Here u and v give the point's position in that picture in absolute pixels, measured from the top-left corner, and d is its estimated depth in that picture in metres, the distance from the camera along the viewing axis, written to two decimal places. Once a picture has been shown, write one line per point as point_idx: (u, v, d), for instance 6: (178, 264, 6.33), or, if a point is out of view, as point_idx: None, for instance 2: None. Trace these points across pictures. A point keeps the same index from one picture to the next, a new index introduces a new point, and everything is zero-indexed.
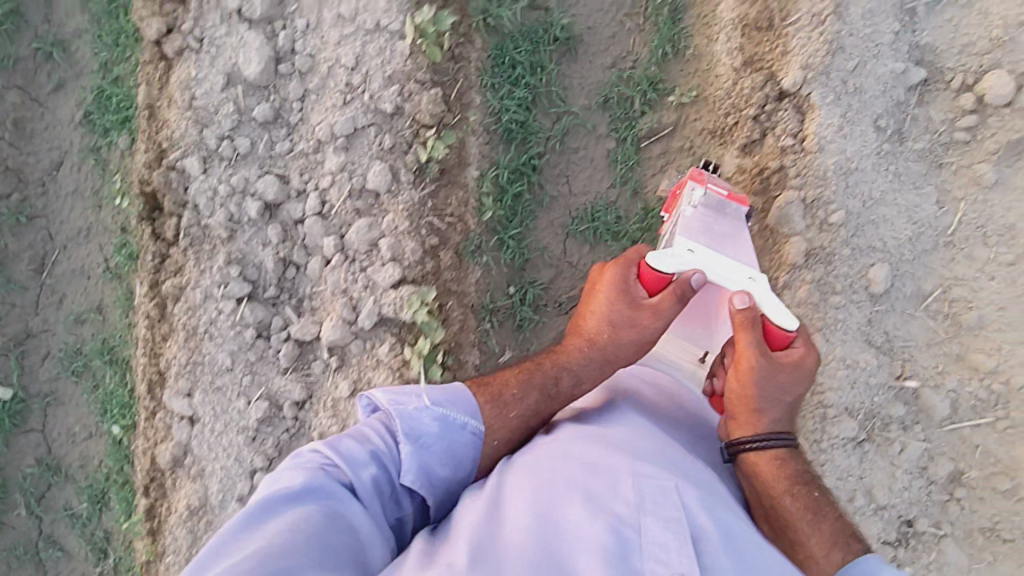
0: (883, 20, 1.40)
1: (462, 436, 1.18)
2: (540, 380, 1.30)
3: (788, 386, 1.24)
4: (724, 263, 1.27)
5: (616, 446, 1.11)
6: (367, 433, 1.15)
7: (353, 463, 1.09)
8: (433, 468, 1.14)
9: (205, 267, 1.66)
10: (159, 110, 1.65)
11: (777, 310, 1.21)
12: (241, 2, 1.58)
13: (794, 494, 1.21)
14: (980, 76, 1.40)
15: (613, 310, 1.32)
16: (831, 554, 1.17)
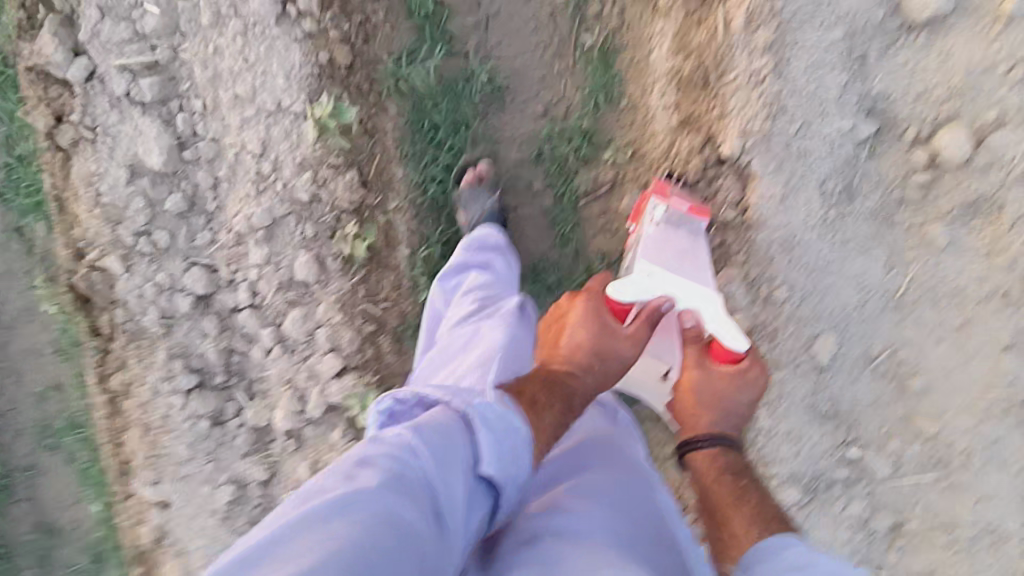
0: (828, 73, 1.26)
1: (523, 444, 0.88)
2: (559, 391, 1.09)
3: (734, 391, 1.20)
4: (685, 281, 1.19)
5: (605, 561, 0.85)
6: (443, 421, 0.82)
7: (442, 461, 0.76)
8: (508, 475, 0.84)
9: (148, 364, 1.62)
10: (67, 203, 1.57)
11: (721, 327, 1.18)
12: (128, 86, 1.45)
13: (725, 483, 1.14)
14: (937, 129, 1.26)
15: (597, 334, 1.16)
16: (749, 533, 1.02)
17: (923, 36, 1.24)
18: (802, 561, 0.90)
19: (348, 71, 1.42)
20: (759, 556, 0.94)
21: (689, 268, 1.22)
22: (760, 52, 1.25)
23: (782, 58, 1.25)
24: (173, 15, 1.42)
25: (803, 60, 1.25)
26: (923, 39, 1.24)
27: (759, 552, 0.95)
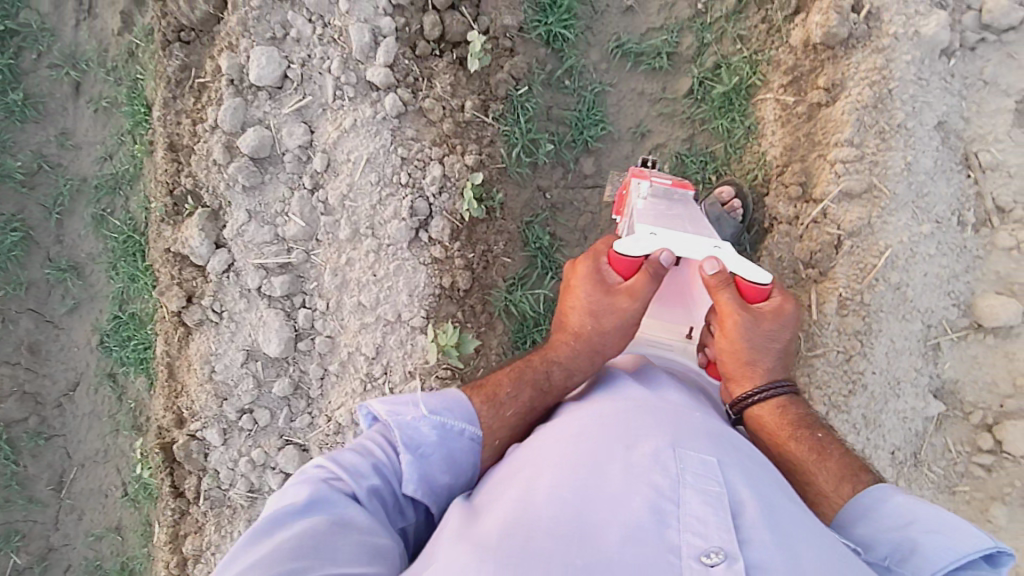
0: (906, 360, 1.44)
1: (462, 443, 1.04)
2: (531, 376, 1.17)
3: (776, 332, 1.15)
4: (684, 236, 1.12)
5: (660, 416, 1.01)
6: (370, 447, 1.02)
7: (357, 474, 0.96)
8: (436, 477, 1.01)
9: (226, 532, 1.65)
10: (178, 370, 1.67)
11: (742, 267, 1.10)
12: (261, 281, 1.58)
13: (798, 438, 1.14)
14: (999, 419, 1.43)
15: (597, 297, 1.17)
16: (841, 488, 1.10)
17: (991, 336, 1.43)
18: (904, 518, 1.01)
19: (465, 294, 1.56)
20: (858, 509, 1.06)
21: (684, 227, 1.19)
22: (849, 335, 1.43)
23: (867, 343, 1.42)
24: (315, 224, 1.57)
25: (883, 344, 1.42)
26: (991, 339, 1.43)
27: (857, 507, 1.07)
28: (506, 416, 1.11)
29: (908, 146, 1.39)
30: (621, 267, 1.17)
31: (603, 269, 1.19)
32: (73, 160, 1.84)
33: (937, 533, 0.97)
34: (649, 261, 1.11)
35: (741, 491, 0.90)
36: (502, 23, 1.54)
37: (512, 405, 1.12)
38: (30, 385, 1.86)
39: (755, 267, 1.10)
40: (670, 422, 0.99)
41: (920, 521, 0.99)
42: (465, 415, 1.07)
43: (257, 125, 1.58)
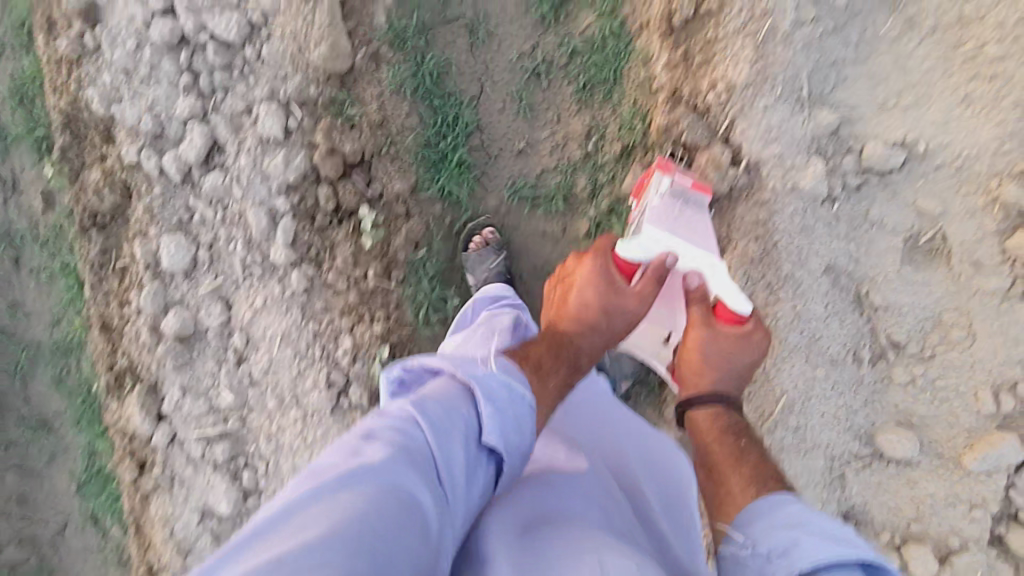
0: (813, 491, 1.48)
1: (525, 407, 0.97)
2: (565, 361, 1.19)
3: (735, 356, 1.19)
4: (689, 246, 1.22)
5: (586, 534, 0.93)
6: (428, 401, 0.91)
7: (435, 429, 0.86)
8: (511, 438, 0.93)
9: None
10: (144, 525, 1.80)
11: (727, 292, 1.18)
12: (205, 450, 1.69)
13: (722, 442, 1.15)
14: (908, 540, 1.45)
15: (607, 292, 1.22)
16: (746, 489, 1.02)
17: (892, 465, 1.44)
18: (793, 521, 0.89)
19: None
20: (749, 516, 0.95)
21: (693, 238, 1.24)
22: None
23: None
24: (243, 394, 1.66)
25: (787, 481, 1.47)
26: (893, 467, 1.44)
27: (753, 512, 0.96)
28: (546, 397, 1.11)
29: (797, 295, 1.39)
30: (623, 270, 1.23)
31: (613, 270, 1.24)
32: (27, 328, 1.95)
33: (822, 535, 0.84)
34: (655, 265, 1.19)
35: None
36: (393, 189, 1.56)
37: (553, 380, 1.14)
38: (26, 531, 2.03)
39: (738, 295, 1.17)
40: (596, 537, 0.92)
41: (809, 524, 0.87)
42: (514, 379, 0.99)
43: (177, 304, 1.66)
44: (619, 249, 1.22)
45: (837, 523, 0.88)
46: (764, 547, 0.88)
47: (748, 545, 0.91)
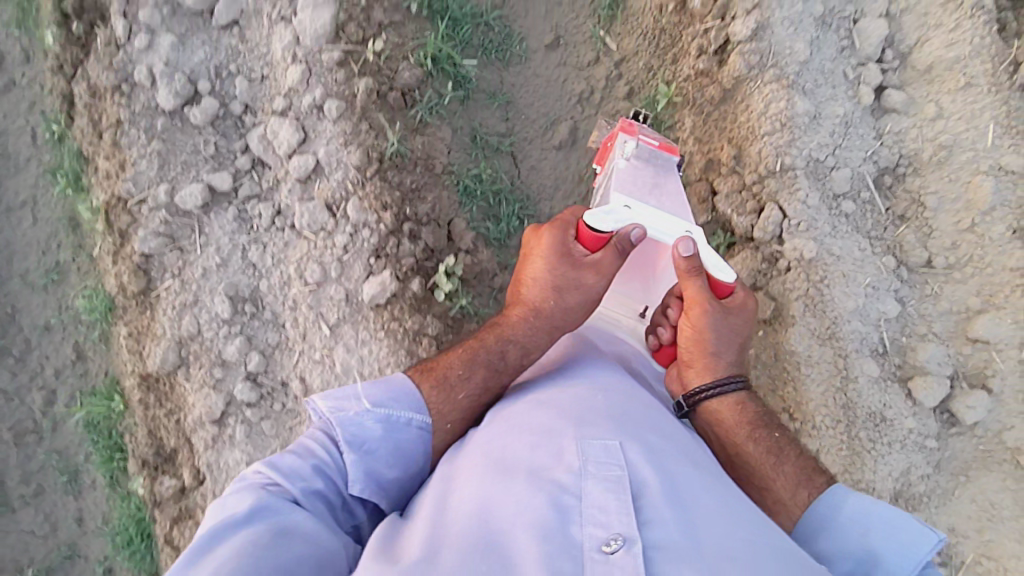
0: None
1: (403, 436, 1.18)
2: (483, 358, 1.30)
3: (734, 325, 1.33)
4: (664, 219, 1.33)
5: (572, 416, 1.12)
6: (310, 446, 1.16)
7: (296, 476, 1.10)
8: (380, 471, 1.16)
9: None
10: None
11: (711, 259, 1.29)
12: None
13: (756, 438, 1.29)
14: None
15: (556, 270, 1.34)
16: (797, 494, 1.24)
17: None
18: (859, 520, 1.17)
19: None
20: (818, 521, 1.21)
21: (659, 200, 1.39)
22: None
23: None
24: None
25: None
26: None
27: (814, 518, 1.21)
28: (456, 399, 1.25)
29: None
30: (587, 240, 1.34)
31: (571, 240, 1.36)
32: None
33: (891, 530, 1.13)
34: (619, 235, 1.30)
35: (644, 472, 1.01)
36: None
37: (463, 390, 1.26)
38: None
39: (722, 263, 1.29)
40: (579, 413, 1.12)
41: (872, 523, 1.15)
42: (411, 405, 1.21)
43: None
44: (587, 216, 1.31)
45: (876, 501, 1.18)
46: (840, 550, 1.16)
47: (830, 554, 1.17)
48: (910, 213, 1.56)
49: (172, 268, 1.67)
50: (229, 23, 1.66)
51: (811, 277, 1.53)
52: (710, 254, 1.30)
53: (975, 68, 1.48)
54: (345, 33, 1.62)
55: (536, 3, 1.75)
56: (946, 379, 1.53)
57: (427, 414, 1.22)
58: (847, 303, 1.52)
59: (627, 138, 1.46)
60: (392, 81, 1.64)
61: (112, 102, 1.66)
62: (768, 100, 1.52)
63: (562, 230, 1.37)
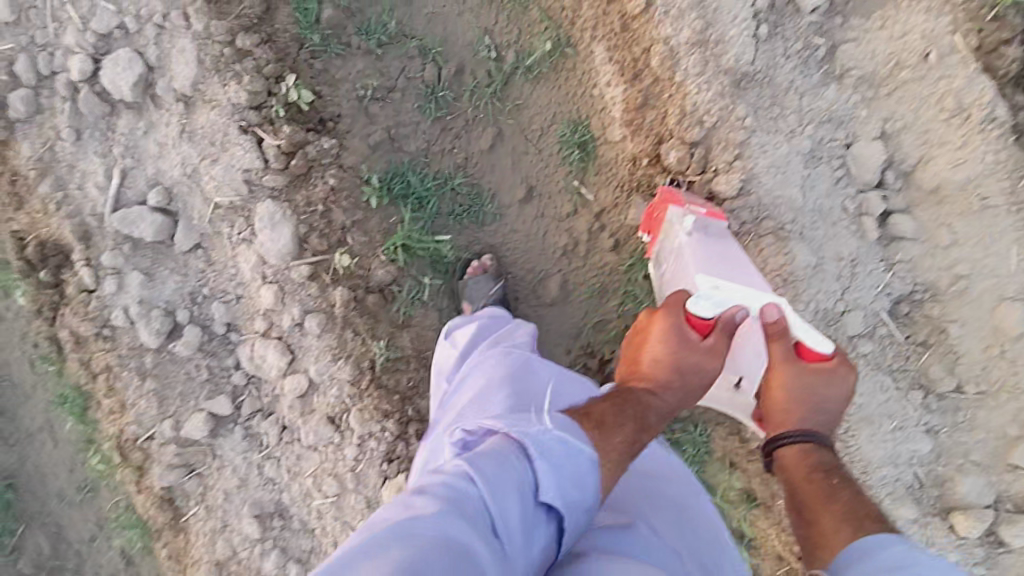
0: None
1: (586, 461, 0.91)
2: (632, 411, 1.10)
3: (822, 395, 1.14)
4: (747, 290, 1.16)
5: None
6: (500, 449, 0.88)
7: (498, 487, 0.80)
8: (571, 496, 0.86)
9: None
10: None
11: (809, 334, 1.13)
12: None
13: (816, 487, 1.08)
14: None
15: (675, 349, 1.16)
16: (840, 532, 0.96)
17: None
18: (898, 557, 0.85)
19: None
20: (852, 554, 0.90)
21: (741, 273, 1.24)
22: None
23: None
24: None
25: None
26: None
27: (855, 550, 0.89)
28: (615, 443, 1.01)
29: None
30: (697, 324, 1.17)
31: (685, 323, 1.17)
32: None
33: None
34: (725, 319, 1.15)
35: None
36: None
37: (620, 433, 1.03)
38: None
39: (818, 339, 1.13)
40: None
41: (918, 564, 0.82)
42: (570, 432, 0.94)
43: None
44: (693, 301, 1.15)
45: (944, 564, 0.83)
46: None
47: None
48: (932, 338, 1.43)
49: (194, 494, 1.70)
50: (192, 247, 1.61)
51: (834, 431, 1.46)
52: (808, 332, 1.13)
53: (990, 188, 1.33)
54: (308, 244, 1.55)
55: (500, 158, 1.62)
56: (988, 508, 1.44)
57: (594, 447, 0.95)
58: (873, 451, 1.45)
59: (682, 211, 1.32)
60: (367, 281, 1.57)
61: (97, 346, 1.64)
62: (765, 255, 1.41)
63: (679, 300, 1.20)
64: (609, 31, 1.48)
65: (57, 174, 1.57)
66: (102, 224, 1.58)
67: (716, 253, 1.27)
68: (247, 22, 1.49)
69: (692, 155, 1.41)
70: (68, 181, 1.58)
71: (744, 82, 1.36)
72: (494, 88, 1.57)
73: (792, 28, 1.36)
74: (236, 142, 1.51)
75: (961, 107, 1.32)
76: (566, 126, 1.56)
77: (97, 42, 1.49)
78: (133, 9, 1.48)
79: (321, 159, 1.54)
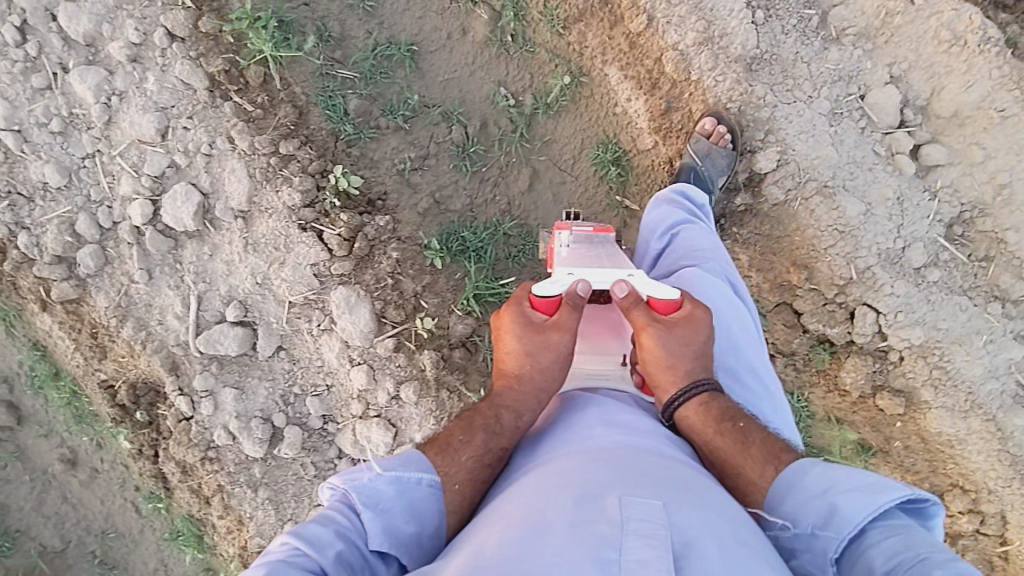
0: None
1: (423, 491, 0.95)
2: (479, 423, 1.03)
3: (692, 338, 1.04)
4: (597, 269, 1.08)
5: (606, 468, 0.90)
6: (330, 514, 0.92)
7: (318, 545, 0.87)
8: (404, 529, 0.92)
9: None
10: None
11: (654, 285, 1.04)
12: None
13: (724, 433, 1.01)
14: None
15: (522, 339, 1.06)
16: (766, 471, 0.97)
17: None
18: (824, 482, 0.90)
19: None
20: (778, 487, 0.95)
21: (601, 266, 1.13)
22: None
23: None
24: None
25: None
26: None
27: (780, 483, 0.95)
28: (463, 461, 0.99)
29: None
30: (540, 306, 1.07)
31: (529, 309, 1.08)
32: None
33: (858, 489, 0.87)
34: (567, 294, 1.04)
35: (696, 533, 0.80)
36: None
37: (467, 453, 0.99)
38: None
39: (666, 289, 1.04)
40: (624, 471, 0.89)
41: (841, 482, 0.89)
42: (420, 464, 0.97)
43: None
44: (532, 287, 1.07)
45: (861, 471, 0.91)
46: (805, 518, 0.89)
47: (789, 523, 0.90)
48: (993, 252, 1.51)
49: None
50: (274, 350, 1.65)
51: (931, 359, 1.51)
52: (653, 287, 1.05)
53: (1004, 99, 1.43)
54: (386, 317, 1.61)
55: (541, 193, 1.71)
56: None
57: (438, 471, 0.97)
58: (973, 370, 1.49)
59: (560, 234, 1.25)
60: (449, 338, 1.62)
61: (206, 469, 1.68)
62: (816, 214, 1.51)
63: (517, 299, 1.11)
64: (617, 52, 1.61)
65: (137, 316, 1.64)
66: (188, 351, 1.64)
67: (586, 256, 1.17)
68: (285, 130, 1.59)
69: (726, 141, 1.53)
70: (148, 319, 1.64)
71: (755, 64, 1.51)
72: (520, 131, 1.67)
73: (787, 6, 1.50)
74: (299, 241, 1.59)
75: (957, 36, 1.44)
76: (597, 147, 1.66)
77: (151, 184, 1.58)
78: (178, 145, 1.57)
79: (380, 236, 1.61)
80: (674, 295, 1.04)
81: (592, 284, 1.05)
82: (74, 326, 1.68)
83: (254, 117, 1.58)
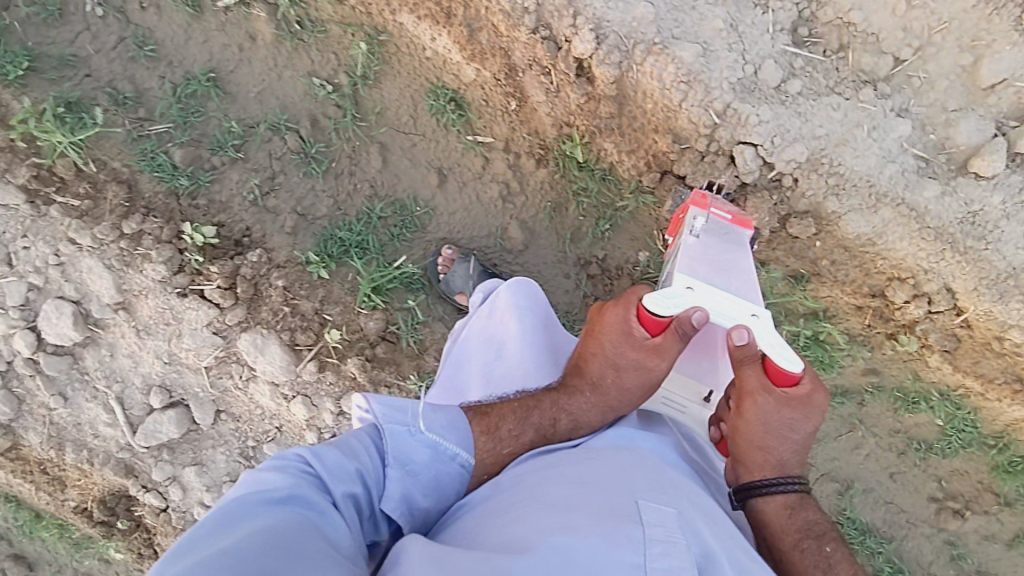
0: None
1: (451, 467, 1.08)
2: (537, 419, 1.14)
3: (799, 424, 1.10)
4: (723, 295, 1.13)
5: (621, 473, 0.99)
6: (359, 447, 1.05)
7: (344, 476, 1.00)
8: (415, 498, 1.05)
9: None
10: None
11: (776, 343, 1.08)
12: None
13: (803, 546, 1.08)
14: None
15: (617, 348, 1.14)
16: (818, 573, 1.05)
17: None
18: None
19: None
20: None
21: (724, 283, 1.19)
22: None
23: None
24: None
25: None
26: None
27: None
28: (501, 450, 1.11)
29: None
30: (647, 322, 1.13)
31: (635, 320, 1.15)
32: None
33: None
34: (680, 319, 1.10)
35: (704, 538, 0.90)
36: None
37: (508, 446, 1.11)
38: None
39: (790, 355, 1.08)
40: (638, 476, 0.99)
41: None
42: (460, 439, 1.10)
43: None
44: (647, 298, 1.11)
45: None
46: None
47: None
48: (845, 38, 1.45)
49: None
50: (214, 417, 1.65)
51: (823, 170, 1.46)
52: (776, 338, 1.09)
53: None
54: (299, 344, 1.59)
55: (399, 163, 1.65)
56: (996, 137, 1.43)
57: (473, 453, 1.10)
58: (866, 163, 1.44)
59: (698, 211, 1.38)
60: (367, 338, 1.61)
61: None
62: (657, 74, 1.43)
63: (630, 301, 1.17)
64: None
65: (72, 438, 1.65)
66: (134, 450, 1.65)
67: (715, 262, 1.25)
68: (121, 210, 1.53)
69: (537, 39, 1.46)
70: (84, 438, 1.65)
71: None
72: (350, 112, 1.61)
73: None
74: (185, 308, 1.56)
75: None
76: (428, 97, 1.61)
77: (21, 314, 1.55)
78: (27, 268, 1.53)
79: (259, 271, 1.58)
80: (796, 369, 1.08)
81: (709, 315, 1.10)
82: (24, 470, 1.70)
83: (85, 210, 1.53)
